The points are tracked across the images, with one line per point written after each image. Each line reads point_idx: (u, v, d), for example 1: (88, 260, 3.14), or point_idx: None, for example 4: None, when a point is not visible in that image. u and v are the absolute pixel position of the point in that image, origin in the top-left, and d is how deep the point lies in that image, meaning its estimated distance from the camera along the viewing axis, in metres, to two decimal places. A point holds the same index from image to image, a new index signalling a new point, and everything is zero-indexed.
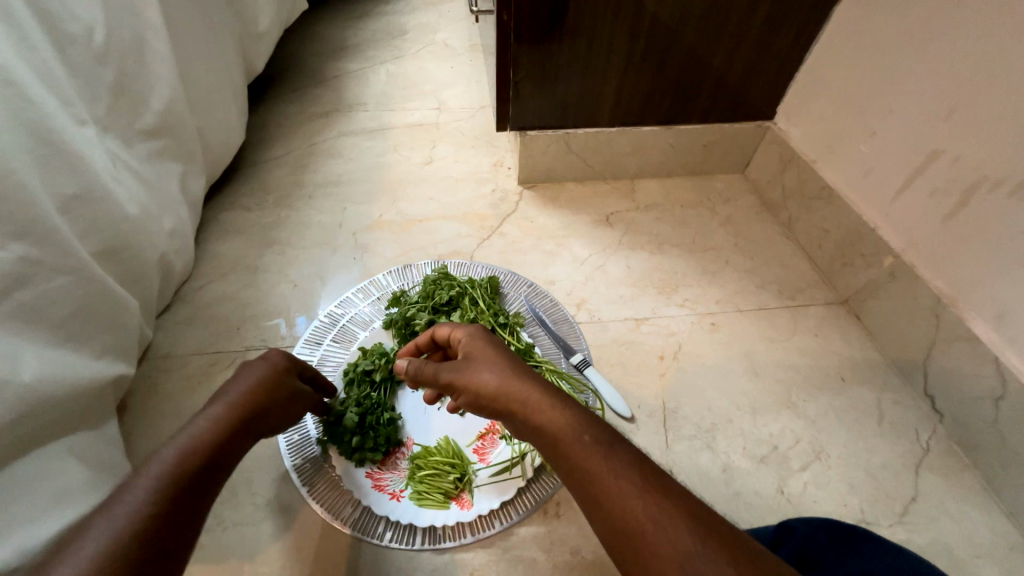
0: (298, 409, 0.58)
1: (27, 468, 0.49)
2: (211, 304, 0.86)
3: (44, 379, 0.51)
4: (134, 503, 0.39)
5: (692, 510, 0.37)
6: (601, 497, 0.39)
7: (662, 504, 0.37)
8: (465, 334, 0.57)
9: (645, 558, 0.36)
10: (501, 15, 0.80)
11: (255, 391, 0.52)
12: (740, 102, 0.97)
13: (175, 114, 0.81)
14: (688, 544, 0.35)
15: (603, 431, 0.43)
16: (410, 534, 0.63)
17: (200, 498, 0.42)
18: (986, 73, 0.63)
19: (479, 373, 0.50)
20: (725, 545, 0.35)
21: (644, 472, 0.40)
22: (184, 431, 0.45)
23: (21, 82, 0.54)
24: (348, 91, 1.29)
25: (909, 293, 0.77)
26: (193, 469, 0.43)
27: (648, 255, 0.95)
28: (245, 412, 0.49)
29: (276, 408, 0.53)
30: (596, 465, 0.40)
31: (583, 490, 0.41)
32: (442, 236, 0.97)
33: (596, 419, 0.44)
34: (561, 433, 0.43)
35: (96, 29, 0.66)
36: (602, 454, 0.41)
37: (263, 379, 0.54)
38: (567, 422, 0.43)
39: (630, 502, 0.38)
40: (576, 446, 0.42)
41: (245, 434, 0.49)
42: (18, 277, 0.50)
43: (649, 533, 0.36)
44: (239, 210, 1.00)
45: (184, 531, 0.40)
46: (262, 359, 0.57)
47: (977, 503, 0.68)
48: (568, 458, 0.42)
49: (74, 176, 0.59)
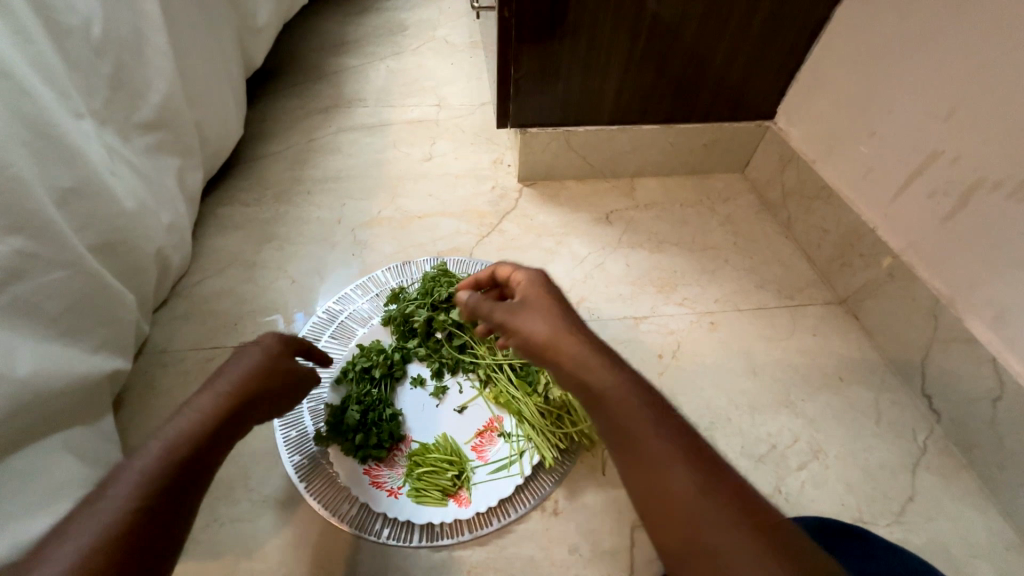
0: (298, 389, 0.56)
1: (21, 463, 0.48)
2: (208, 299, 0.85)
3: (40, 373, 0.50)
4: (115, 503, 0.37)
5: (732, 490, 0.37)
6: (642, 460, 0.39)
7: (702, 477, 0.37)
8: (525, 278, 0.57)
9: (679, 524, 0.36)
10: (502, 12, 0.79)
11: (248, 379, 0.50)
12: (740, 101, 0.96)
13: (173, 108, 0.80)
14: (723, 520, 0.35)
15: (653, 398, 0.43)
16: (408, 532, 0.63)
17: (186, 498, 0.41)
18: (987, 75, 0.63)
19: (529, 320, 0.50)
20: (763, 528, 0.35)
21: (688, 444, 0.40)
22: (169, 426, 0.43)
23: (17, 75, 0.53)
24: (347, 86, 1.29)
25: (908, 293, 0.77)
26: (177, 468, 0.41)
27: (647, 253, 0.94)
28: (238, 402, 0.48)
29: (272, 394, 0.52)
30: (640, 429, 0.40)
31: (623, 448, 0.41)
32: (441, 233, 0.97)
33: (646, 388, 0.44)
34: (608, 390, 0.43)
35: (94, 21, 0.65)
36: (649, 418, 0.41)
37: (258, 366, 0.52)
38: (616, 386, 0.43)
39: (669, 470, 0.38)
40: (623, 411, 0.41)
41: (235, 426, 0.47)
42: (14, 271, 0.50)
43: (687, 504, 0.36)
44: (237, 205, 1.00)
45: (168, 532, 0.39)
46: (254, 342, 0.55)
47: (973, 503, 0.68)
48: (613, 417, 0.42)
49: (71, 170, 0.58)
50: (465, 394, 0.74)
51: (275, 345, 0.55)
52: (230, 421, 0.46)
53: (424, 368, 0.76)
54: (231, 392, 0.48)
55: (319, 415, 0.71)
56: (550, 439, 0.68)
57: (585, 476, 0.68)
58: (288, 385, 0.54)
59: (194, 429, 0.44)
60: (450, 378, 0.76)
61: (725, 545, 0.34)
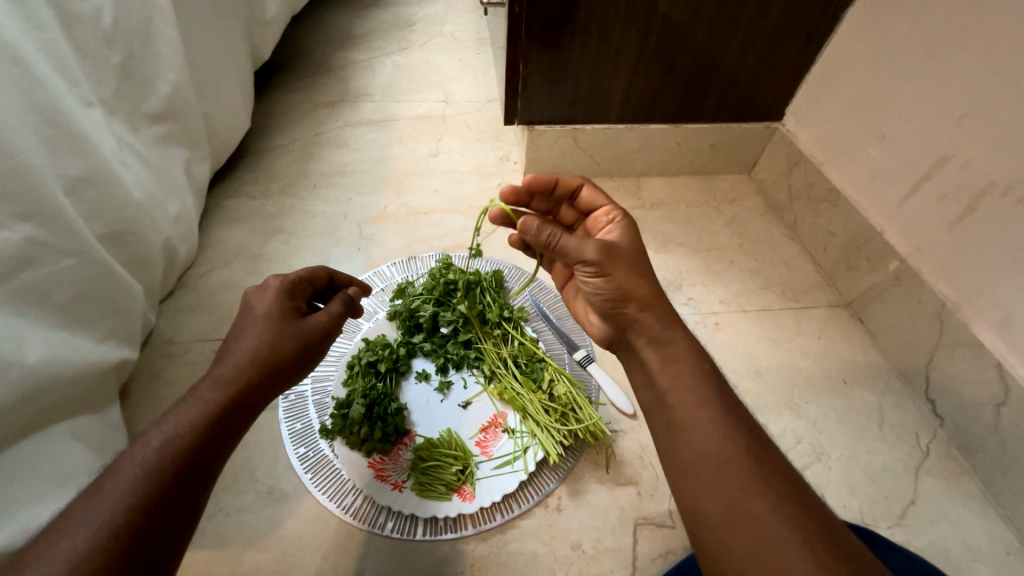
0: (319, 349, 0.54)
1: (30, 449, 0.48)
2: (215, 291, 0.86)
3: (50, 361, 0.50)
4: (115, 496, 0.36)
5: (779, 471, 0.41)
6: (697, 428, 0.44)
7: (755, 455, 0.42)
8: (623, 224, 0.58)
9: (726, 495, 0.40)
10: (513, 8, 0.79)
11: (257, 358, 0.47)
12: (749, 101, 0.96)
13: (182, 97, 0.80)
14: (766, 494, 0.39)
15: (715, 379, 0.48)
16: (411, 525, 0.63)
17: (193, 487, 0.39)
18: (998, 80, 0.63)
19: (637, 274, 0.52)
20: (806, 512, 0.39)
21: (744, 427, 0.44)
22: (173, 412, 0.42)
23: (28, 62, 0.53)
24: (354, 81, 1.29)
25: (914, 297, 0.77)
26: (183, 456, 0.39)
27: (653, 253, 0.95)
28: (248, 383, 0.45)
29: (291, 361, 0.49)
30: (700, 400, 0.46)
31: (678, 414, 0.46)
32: (447, 228, 0.97)
33: (709, 365, 0.49)
34: (676, 360, 0.49)
35: (105, 10, 0.65)
36: (710, 392, 0.46)
37: (267, 339, 0.49)
38: (688, 359, 0.49)
39: (722, 441, 0.43)
40: (686, 382, 0.47)
41: (244, 406, 0.45)
42: (23, 258, 0.50)
43: (736, 472, 0.41)
44: (244, 197, 1.00)
45: (173, 526, 0.37)
46: (261, 310, 0.51)
47: (975, 507, 0.68)
48: (676, 387, 0.47)
49: (81, 158, 0.58)
50: (470, 390, 0.75)
51: (278, 310, 0.52)
52: (239, 407, 0.44)
53: (429, 363, 0.77)
54: (239, 372, 0.46)
55: (324, 409, 0.72)
56: (555, 436, 0.68)
57: (588, 474, 0.69)
58: (301, 358, 0.50)
59: (200, 417, 0.42)
60: (455, 373, 0.76)
61: (764, 517, 0.38)
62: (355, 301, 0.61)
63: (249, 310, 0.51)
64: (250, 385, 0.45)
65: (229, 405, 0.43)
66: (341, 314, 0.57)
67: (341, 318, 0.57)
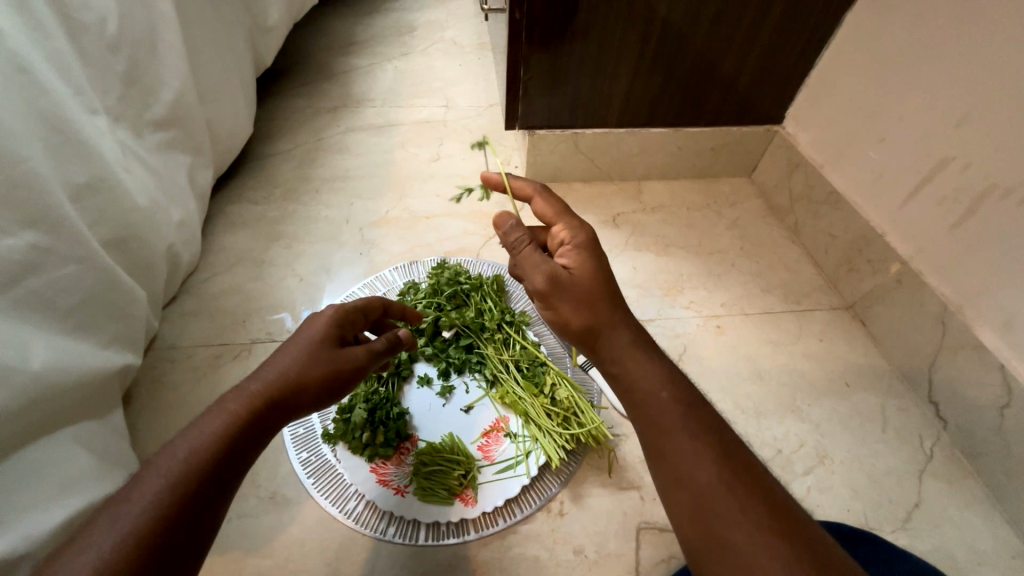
0: (348, 386, 0.51)
1: (36, 455, 0.49)
2: (217, 296, 0.86)
3: (54, 367, 0.51)
4: (140, 506, 0.36)
5: (761, 493, 0.38)
6: (666, 451, 0.41)
7: (733, 478, 0.38)
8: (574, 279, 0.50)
9: (708, 523, 0.37)
10: (514, 13, 0.79)
11: (282, 379, 0.45)
12: (749, 105, 0.97)
13: (185, 104, 0.80)
14: (749, 522, 0.36)
15: (684, 391, 0.44)
16: (413, 531, 0.63)
17: (214, 498, 0.39)
18: (998, 82, 0.63)
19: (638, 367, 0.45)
20: (790, 535, 0.36)
21: (719, 445, 0.40)
22: (197, 423, 0.41)
23: (35, 71, 0.54)
24: (355, 87, 1.29)
25: (917, 299, 0.76)
26: (208, 467, 0.39)
27: (654, 256, 0.95)
28: (265, 407, 0.44)
29: (315, 390, 0.47)
30: (671, 416, 0.42)
31: (650, 432, 0.42)
32: (448, 233, 0.98)
33: (675, 376, 0.45)
34: (641, 380, 0.44)
35: (109, 19, 0.66)
36: (681, 411, 0.42)
37: (299, 362, 0.47)
38: (649, 374, 0.44)
39: (693, 461, 0.39)
40: (652, 401, 0.43)
41: (262, 429, 0.44)
42: (28, 265, 0.50)
43: (712, 496, 0.38)
44: (246, 203, 1.00)
45: (193, 537, 0.38)
46: (306, 332, 0.50)
47: (979, 510, 0.68)
48: (640, 411, 0.43)
49: (85, 165, 0.59)
50: (471, 394, 0.75)
51: (321, 336, 0.50)
52: (259, 423, 0.43)
53: (430, 367, 0.77)
54: (264, 391, 0.44)
55: (326, 414, 0.72)
56: (557, 441, 0.68)
57: (590, 478, 0.68)
58: (326, 388, 0.48)
59: (225, 428, 0.41)
60: (456, 378, 0.76)
61: (747, 548, 0.35)
62: (402, 342, 0.58)
63: (298, 331, 0.51)
64: (267, 405, 0.44)
65: (252, 419, 0.43)
66: (381, 352, 0.54)
67: (378, 354, 0.54)
